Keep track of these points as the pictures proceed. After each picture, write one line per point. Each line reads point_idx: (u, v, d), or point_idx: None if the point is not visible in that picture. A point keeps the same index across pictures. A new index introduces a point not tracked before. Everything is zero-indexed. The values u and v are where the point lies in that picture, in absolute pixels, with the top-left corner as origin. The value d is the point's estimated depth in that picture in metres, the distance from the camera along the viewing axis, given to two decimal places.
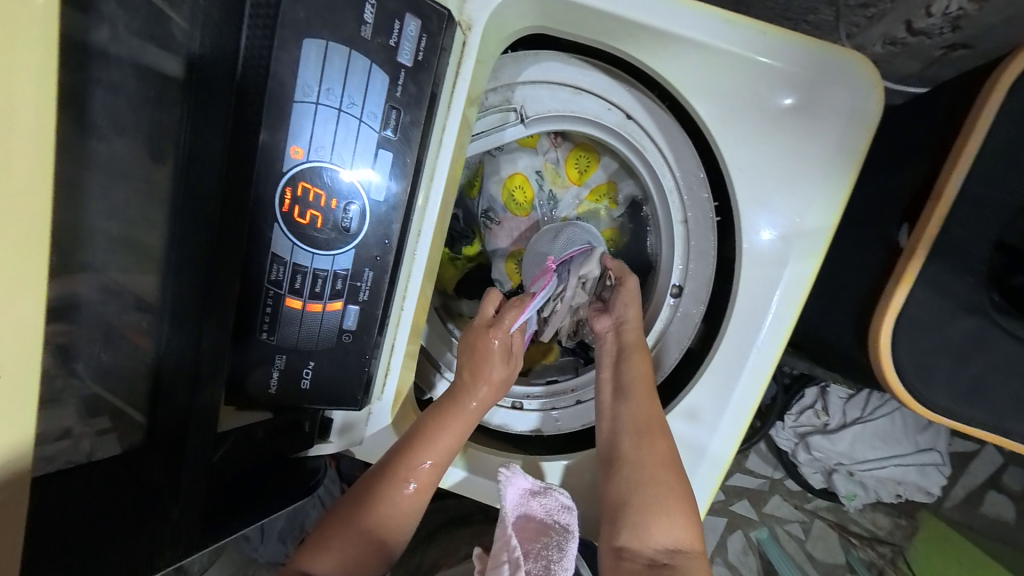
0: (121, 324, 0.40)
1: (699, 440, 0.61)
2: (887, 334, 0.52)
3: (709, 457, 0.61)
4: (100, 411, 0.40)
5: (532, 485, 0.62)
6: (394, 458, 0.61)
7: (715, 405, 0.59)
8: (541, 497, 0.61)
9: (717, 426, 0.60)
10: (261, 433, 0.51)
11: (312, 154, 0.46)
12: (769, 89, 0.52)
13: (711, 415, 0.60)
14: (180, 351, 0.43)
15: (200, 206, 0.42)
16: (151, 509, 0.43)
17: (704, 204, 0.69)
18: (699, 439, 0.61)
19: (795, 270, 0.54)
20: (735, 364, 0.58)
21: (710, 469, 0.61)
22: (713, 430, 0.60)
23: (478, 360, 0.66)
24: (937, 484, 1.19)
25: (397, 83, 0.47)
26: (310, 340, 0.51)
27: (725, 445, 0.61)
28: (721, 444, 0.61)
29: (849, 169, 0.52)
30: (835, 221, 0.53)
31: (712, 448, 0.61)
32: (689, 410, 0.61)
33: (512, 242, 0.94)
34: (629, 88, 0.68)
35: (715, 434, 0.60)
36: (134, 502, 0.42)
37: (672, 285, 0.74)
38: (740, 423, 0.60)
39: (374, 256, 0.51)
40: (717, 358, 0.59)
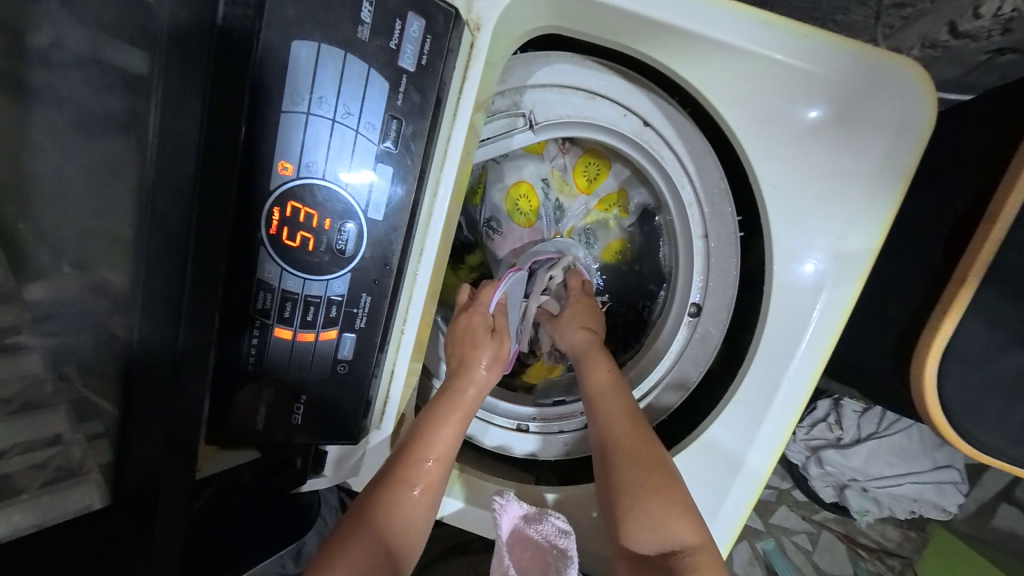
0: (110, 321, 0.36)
1: (735, 452, 0.56)
2: (932, 367, 0.49)
3: (743, 479, 0.56)
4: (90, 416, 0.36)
5: (528, 512, 0.60)
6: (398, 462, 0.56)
7: (752, 416, 0.55)
8: (537, 523, 0.58)
9: (752, 448, 0.55)
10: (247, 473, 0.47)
11: (303, 170, 0.42)
12: (806, 98, 0.47)
13: (745, 436, 0.55)
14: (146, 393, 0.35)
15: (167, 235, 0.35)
16: (149, 510, 0.35)
17: (727, 218, 0.64)
18: (734, 451, 0.56)
19: (833, 293, 0.50)
20: (771, 383, 0.54)
21: (742, 493, 0.56)
22: (747, 453, 0.56)
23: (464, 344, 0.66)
24: (954, 502, 1.15)
25: (398, 90, 0.43)
26: (301, 372, 0.47)
27: (760, 468, 0.56)
28: (758, 465, 0.56)
29: (894, 187, 0.48)
30: (881, 240, 0.49)
31: (748, 460, 0.56)
32: (728, 426, 0.55)
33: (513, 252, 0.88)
34: (647, 93, 0.63)
35: (751, 454, 0.55)
36: (134, 501, 0.35)
37: (691, 304, 0.69)
38: (775, 446, 0.55)
39: (372, 280, 0.47)
40: (755, 374, 0.54)
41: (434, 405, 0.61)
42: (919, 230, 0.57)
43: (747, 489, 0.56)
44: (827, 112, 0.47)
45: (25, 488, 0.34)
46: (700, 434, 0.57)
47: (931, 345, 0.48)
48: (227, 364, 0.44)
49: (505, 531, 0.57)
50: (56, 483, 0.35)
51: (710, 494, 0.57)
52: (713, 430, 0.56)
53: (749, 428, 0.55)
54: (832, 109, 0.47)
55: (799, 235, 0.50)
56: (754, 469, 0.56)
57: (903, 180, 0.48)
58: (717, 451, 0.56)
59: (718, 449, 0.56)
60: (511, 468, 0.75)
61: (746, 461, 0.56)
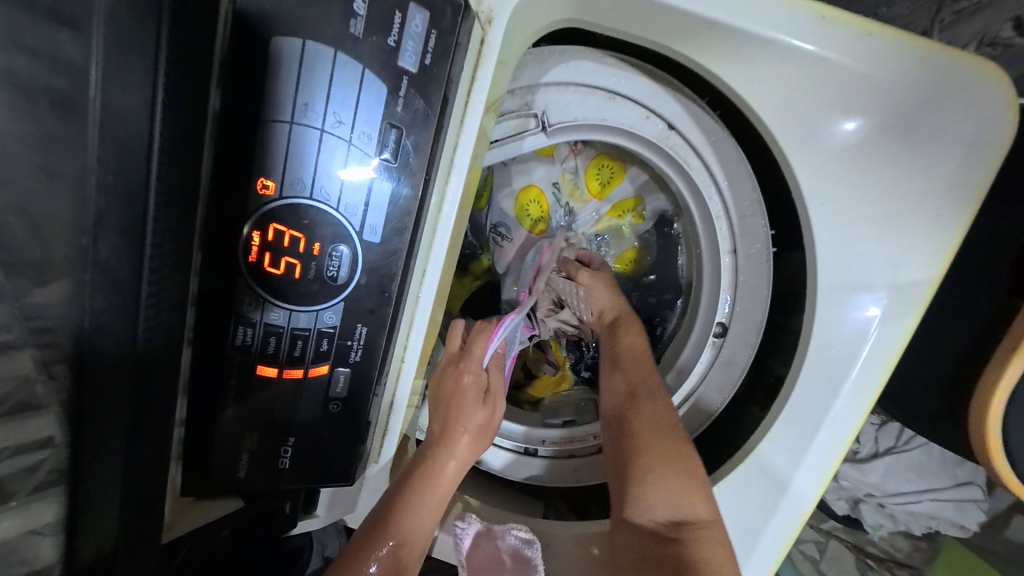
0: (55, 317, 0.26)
1: (781, 477, 0.50)
2: (995, 410, 0.45)
3: (786, 509, 0.51)
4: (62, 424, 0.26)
5: (488, 525, 0.58)
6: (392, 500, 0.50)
7: (797, 445, 0.49)
8: (498, 538, 0.58)
9: (797, 477, 0.50)
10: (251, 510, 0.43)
11: (287, 189, 0.36)
12: (863, 106, 0.42)
13: (791, 462, 0.50)
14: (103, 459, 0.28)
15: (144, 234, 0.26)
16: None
17: (760, 233, 0.59)
18: (781, 476, 0.50)
19: (886, 324, 0.46)
20: (818, 410, 0.48)
21: (785, 524, 0.51)
22: (792, 482, 0.50)
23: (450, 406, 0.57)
24: (975, 521, 1.10)
25: (398, 95, 0.37)
26: (288, 412, 0.42)
27: (805, 496, 0.50)
28: (803, 494, 0.50)
29: (963, 208, 0.43)
30: (943, 269, 0.45)
31: (794, 486, 0.50)
32: (779, 442, 0.50)
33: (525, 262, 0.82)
34: (673, 94, 0.57)
35: (797, 480, 0.50)
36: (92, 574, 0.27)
37: (716, 323, 0.63)
38: (824, 471, 0.50)
39: (368, 309, 0.41)
40: (794, 399, 0.49)
41: (439, 439, 0.55)
42: (984, 255, 0.52)
43: (789, 520, 0.51)
44: (885, 123, 0.42)
45: (14, 494, 0.27)
46: (750, 451, 0.51)
47: (996, 385, 0.44)
48: (204, 403, 0.39)
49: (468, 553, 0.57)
50: (40, 493, 0.27)
51: (752, 521, 0.51)
52: (763, 445, 0.50)
53: (795, 455, 0.50)
54: (891, 120, 0.42)
55: (848, 259, 0.45)
56: (799, 499, 0.50)
57: (971, 202, 0.43)
58: (766, 473, 0.50)
59: (764, 468, 0.50)
60: (516, 493, 0.70)
61: (792, 491, 0.50)
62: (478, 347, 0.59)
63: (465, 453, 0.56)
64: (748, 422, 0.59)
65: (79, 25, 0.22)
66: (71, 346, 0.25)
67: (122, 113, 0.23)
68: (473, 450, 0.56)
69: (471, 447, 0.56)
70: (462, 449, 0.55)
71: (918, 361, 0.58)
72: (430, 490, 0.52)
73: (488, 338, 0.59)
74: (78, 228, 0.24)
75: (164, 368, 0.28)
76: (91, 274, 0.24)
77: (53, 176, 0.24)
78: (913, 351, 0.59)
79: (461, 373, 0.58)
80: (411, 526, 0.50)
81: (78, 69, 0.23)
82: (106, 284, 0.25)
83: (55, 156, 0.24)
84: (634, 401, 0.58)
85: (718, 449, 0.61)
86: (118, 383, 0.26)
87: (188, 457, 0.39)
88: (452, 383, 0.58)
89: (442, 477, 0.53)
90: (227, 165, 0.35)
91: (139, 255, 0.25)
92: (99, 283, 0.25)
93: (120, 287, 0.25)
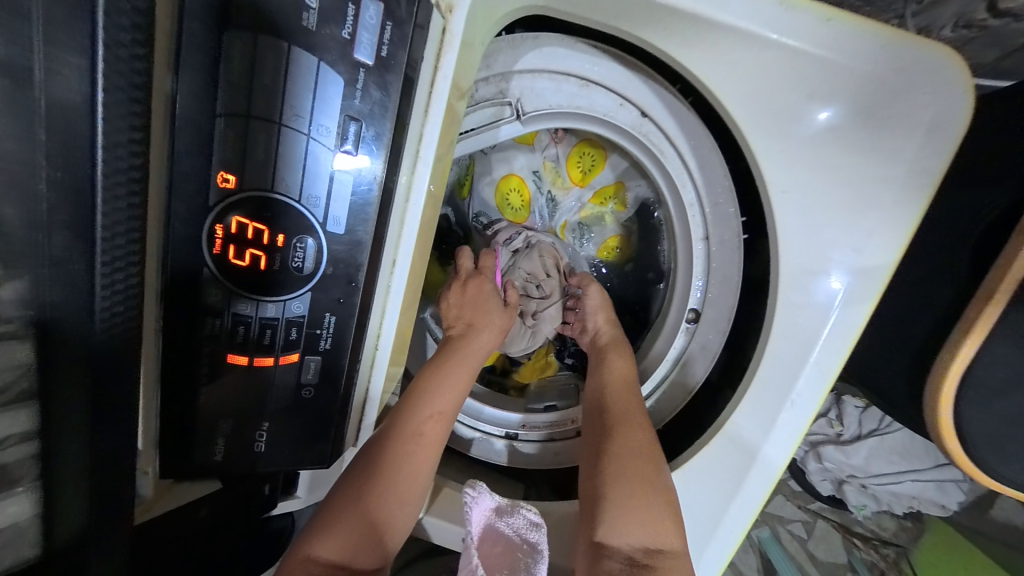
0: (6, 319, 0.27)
1: (752, 444, 0.51)
2: (950, 394, 0.47)
3: (757, 477, 0.52)
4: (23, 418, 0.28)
5: (499, 503, 0.57)
6: (400, 420, 0.55)
7: (762, 424, 0.51)
8: (509, 517, 0.56)
9: (767, 446, 0.51)
10: (258, 504, 0.49)
11: (248, 181, 0.37)
12: (825, 92, 0.42)
13: (761, 432, 0.51)
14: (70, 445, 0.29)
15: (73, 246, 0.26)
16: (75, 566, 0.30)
17: (731, 220, 0.59)
18: (752, 443, 0.51)
19: (846, 307, 0.46)
20: (784, 387, 0.50)
21: (756, 491, 0.53)
22: (762, 451, 0.52)
23: (474, 311, 0.66)
24: (955, 500, 1.12)
25: (356, 87, 0.37)
26: (261, 399, 0.43)
27: (775, 465, 0.52)
28: (773, 462, 0.52)
29: (921, 192, 0.44)
30: (902, 253, 0.45)
31: (765, 454, 0.51)
32: (749, 416, 0.51)
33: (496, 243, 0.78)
34: (645, 79, 0.57)
35: (768, 445, 0.51)
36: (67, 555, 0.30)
37: (690, 309, 0.65)
38: (793, 440, 0.51)
39: (336, 299, 0.42)
40: (762, 373, 0.50)
41: (441, 355, 0.62)
42: (950, 240, 0.53)
43: (760, 488, 0.52)
44: (847, 108, 0.42)
45: (21, 479, 0.29)
46: (723, 424, 0.52)
47: (950, 368, 0.46)
48: (175, 391, 0.40)
49: (476, 526, 0.54)
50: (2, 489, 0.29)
51: (723, 492, 0.53)
52: (736, 419, 0.51)
53: (765, 426, 0.51)
54: (853, 105, 0.42)
55: (811, 246, 0.46)
56: (770, 466, 0.52)
57: (929, 187, 0.44)
58: (738, 444, 0.52)
59: (734, 436, 0.52)
60: (497, 475, 0.72)
61: (762, 456, 0.52)
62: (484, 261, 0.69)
63: (469, 370, 0.62)
64: (719, 406, 0.60)
65: (18, 30, 0.23)
66: (33, 341, 0.27)
67: (70, 113, 0.24)
68: (484, 351, 0.64)
69: (466, 380, 0.61)
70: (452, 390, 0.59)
71: (887, 345, 0.59)
72: (425, 440, 0.55)
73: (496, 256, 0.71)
74: (30, 225, 0.25)
75: (134, 358, 0.30)
76: (47, 268, 0.26)
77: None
78: (884, 335, 0.60)
79: (481, 283, 0.67)
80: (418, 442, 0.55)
81: (19, 69, 0.23)
82: (62, 279, 0.26)
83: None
84: (618, 425, 0.58)
85: (691, 431, 0.63)
86: (77, 372, 0.27)
87: (163, 443, 0.41)
88: (459, 293, 0.67)
89: (445, 396, 0.58)
90: (185, 160, 0.35)
91: (93, 249, 0.26)
92: (52, 277, 0.26)
93: (76, 282, 0.26)
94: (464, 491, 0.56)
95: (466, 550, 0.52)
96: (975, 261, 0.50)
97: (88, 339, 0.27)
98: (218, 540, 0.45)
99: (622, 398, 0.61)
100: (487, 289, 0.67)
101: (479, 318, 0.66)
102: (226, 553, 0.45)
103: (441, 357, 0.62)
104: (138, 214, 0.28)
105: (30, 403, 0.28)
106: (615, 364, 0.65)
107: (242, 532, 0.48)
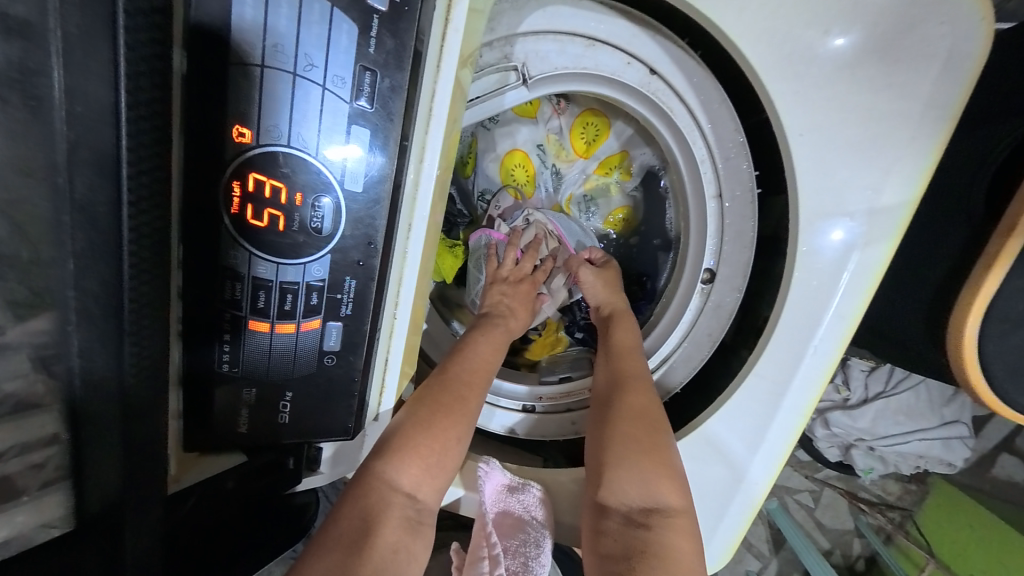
0: (34, 265, 0.27)
1: (738, 459, 0.53)
2: (971, 330, 0.47)
3: (741, 498, 0.54)
4: (54, 366, 0.28)
5: (512, 479, 0.60)
6: (434, 390, 0.56)
7: (750, 435, 0.53)
8: (520, 494, 0.59)
9: (753, 465, 0.53)
10: (258, 504, 0.47)
11: (264, 137, 0.36)
12: (841, 25, 0.42)
13: (748, 450, 0.53)
14: (99, 393, 0.28)
15: (96, 185, 0.25)
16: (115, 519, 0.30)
17: (744, 175, 0.59)
18: (739, 458, 0.53)
19: (864, 249, 0.46)
20: (770, 402, 0.52)
21: (736, 519, 0.55)
22: (748, 471, 0.54)
23: (514, 298, 0.72)
24: (961, 457, 1.13)
25: (369, 36, 0.36)
26: (284, 369, 0.42)
27: (758, 486, 0.54)
28: (756, 484, 0.54)
29: (940, 123, 0.44)
30: (921, 190, 0.45)
31: (753, 464, 0.53)
32: (730, 425, 0.53)
33: (501, 212, 0.80)
34: (653, 35, 0.56)
35: (757, 458, 0.53)
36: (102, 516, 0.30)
37: (703, 270, 0.64)
38: (778, 457, 0.53)
39: (355, 261, 0.41)
40: (752, 376, 0.52)
41: (481, 327, 0.67)
42: (961, 182, 0.54)
43: (745, 504, 0.54)
44: (864, 40, 0.42)
45: (26, 489, 0.30)
46: (698, 425, 0.54)
47: (973, 302, 0.46)
48: (201, 355, 0.40)
49: (489, 501, 0.57)
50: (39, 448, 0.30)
51: (719, 497, 0.54)
52: (713, 421, 0.53)
53: (752, 442, 0.53)
54: (870, 37, 0.42)
55: (830, 188, 0.46)
56: (758, 477, 0.54)
57: (950, 118, 0.43)
58: (722, 452, 0.54)
59: (720, 447, 0.54)
60: (513, 448, 0.72)
61: (750, 470, 0.53)
62: (526, 261, 0.75)
63: (502, 342, 0.67)
64: (738, 363, 0.60)
65: None
66: (64, 286, 0.27)
67: (93, 39, 0.23)
68: (512, 336, 0.70)
69: (499, 351, 0.65)
70: (485, 358, 0.63)
71: (902, 296, 0.59)
72: (465, 402, 0.56)
73: (514, 249, 0.74)
74: (53, 167, 0.24)
75: (159, 304, 0.29)
76: (70, 212, 0.25)
77: (30, 102, 0.24)
78: (899, 284, 0.60)
79: (514, 277, 0.74)
80: (442, 425, 0.53)
81: None
82: (86, 222, 0.25)
83: (26, 91, 0.24)
84: (628, 384, 0.58)
85: (709, 391, 0.63)
86: (107, 317, 0.27)
87: (191, 413, 0.41)
88: (510, 284, 0.73)
89: (476, 375, 0.60)
90: (201, 115, 0.35)
91: (118, 188, 0.25)
92: (81, 222, 0.25)
93: (101, 223, 0.26)
94: (477, 468, 0.59)
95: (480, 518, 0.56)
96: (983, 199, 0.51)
97: (118, 286, 0.27)
98: (218, 540, 0.43)
99: (627, 362, 0.61)
100: (520, 282, 0.74)
101: (518, 310, 0.72)
102: (229, 551, 0.44)
103: (480, 328, 0.67)
104: (161, 152, 0.27)
105: (65, 350, 0.28)
106: (620, 330, 0.65)
107: (245, 531, 0.46)
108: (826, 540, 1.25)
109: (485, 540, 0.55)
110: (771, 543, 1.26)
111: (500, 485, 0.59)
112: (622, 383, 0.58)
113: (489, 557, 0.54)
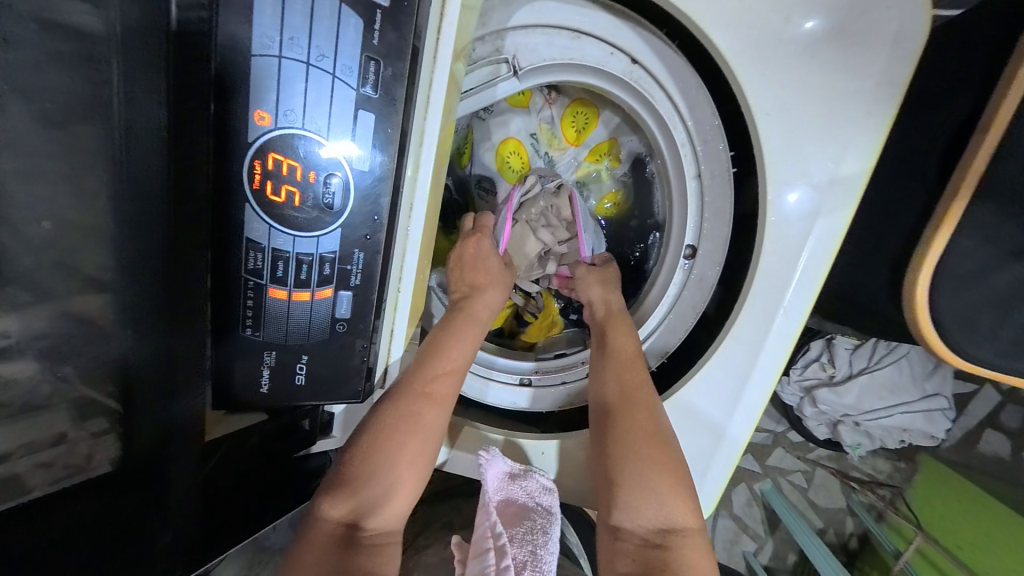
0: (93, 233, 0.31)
1: (718, 419, 0.58)
2: (924, 284, 0.52)
3: (723, 455, 0.59)
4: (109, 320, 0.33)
5: (512, 468, 0.63)
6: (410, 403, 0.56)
7: (729, 397, 0.57)
8: (522, 480, 0.62)
9: (732, 422, 0.58)
10: (258, 504, 0.49)
11: (281, 119, 0.40)
12: (800, 11, 0.46)
13: (726, 410, 0.58)
14: None
15: None
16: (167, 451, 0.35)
17: (720, 156, 0.64)
18: (718, 418, 0.58)
19: (829, 216, 0.51)
20: (747, 363, 0.56)
21: (718, 477, 0.59)
22: (728, 427, 0.58)
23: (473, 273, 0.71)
24: (942, 429, 1.18)
25: (373, 28, 0.40)
26: (300, 334, 0.46)
27: (737, 444, 0.58)
28: (736, 440, 0.58)
29: (890, 101, 0.48)
30: (875, 161, 0.50)
31: (732, 424, 0.58)
32: (704, 390, 0.58)
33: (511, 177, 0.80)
34: (633, 26, 0.60)
35: (735, 417, 0.58)
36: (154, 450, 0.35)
37: (686, 247, 0.69)
38: (754, 414, 0.58)
39: (362, 236, 0.45)
40: (729, 341, 0.56)
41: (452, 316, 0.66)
42: (919, 157, 0.58)
43: (727, 460, 0.59)
44: (821, 26, 0.47)
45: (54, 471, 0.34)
46: (675, 396, 0.59)
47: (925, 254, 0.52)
48: (226, 319, 0.44)
49: (492, 487, 0.60)
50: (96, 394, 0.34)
51: (703, 454, 0.58)
52: (690, 389, 0.58)
53: (730, 402, 0.57)
54: (827, 23, 0.46)
55: (796, 162, 0.50)
56: (737, 434, 0.58)
57: (898, 95, 0.48)
58: (701, 412, 0.58)
59: (696, 413, 0.58)
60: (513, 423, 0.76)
61: (729, 430, 0.58)
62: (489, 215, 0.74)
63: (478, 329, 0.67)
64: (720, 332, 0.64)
65: None
66: None
67: None
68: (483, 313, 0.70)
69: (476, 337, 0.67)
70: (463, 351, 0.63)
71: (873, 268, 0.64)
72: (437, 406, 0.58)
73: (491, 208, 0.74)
74: None
75: None
76: None
77: None
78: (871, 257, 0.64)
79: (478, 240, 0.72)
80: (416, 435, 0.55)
81: None
82: None
83: None
84: (632, 400, 0.59)
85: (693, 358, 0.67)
86: None
87: (218, 376, 0.45)
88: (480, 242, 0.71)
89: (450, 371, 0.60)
90: (225, 101, 0.39)
91: None
92: None
93: None
94: (479, 456, 0.63)
95: (484, 506, 0.57)
96: (937, 169, 0.56)
97: None
98: (219, 538, 0.44)
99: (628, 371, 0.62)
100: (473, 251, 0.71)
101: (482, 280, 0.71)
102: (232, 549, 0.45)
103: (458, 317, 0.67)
104: None
105: None
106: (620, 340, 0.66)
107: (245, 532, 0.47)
108: (820, 519, 1.30)
109: (491, 530, 0.53)
110: (767, 523, 1.30)
111: (500, 471, 0.62)
112: (626, 397, 0.59)
113: (495, 547, 0.52)
